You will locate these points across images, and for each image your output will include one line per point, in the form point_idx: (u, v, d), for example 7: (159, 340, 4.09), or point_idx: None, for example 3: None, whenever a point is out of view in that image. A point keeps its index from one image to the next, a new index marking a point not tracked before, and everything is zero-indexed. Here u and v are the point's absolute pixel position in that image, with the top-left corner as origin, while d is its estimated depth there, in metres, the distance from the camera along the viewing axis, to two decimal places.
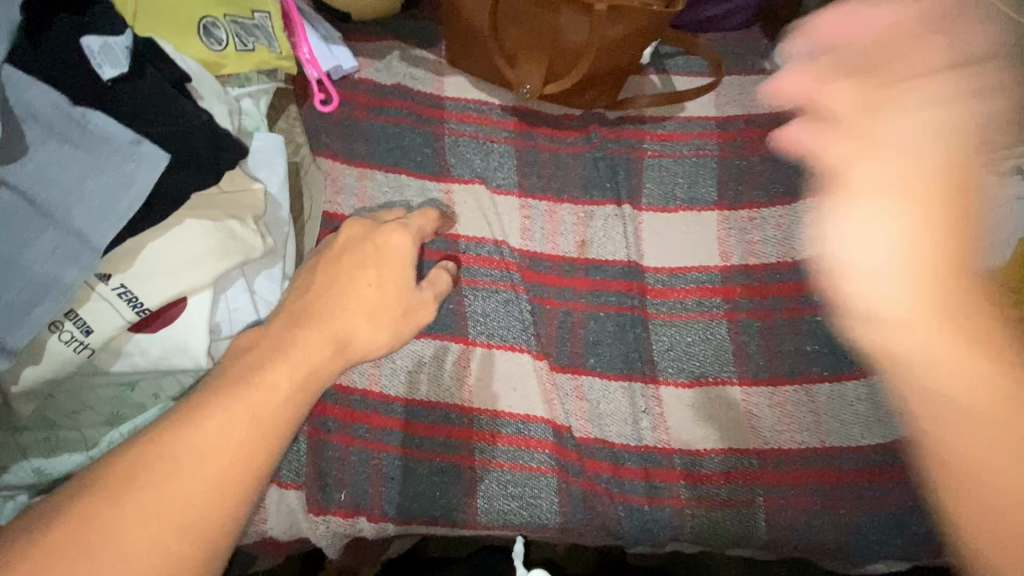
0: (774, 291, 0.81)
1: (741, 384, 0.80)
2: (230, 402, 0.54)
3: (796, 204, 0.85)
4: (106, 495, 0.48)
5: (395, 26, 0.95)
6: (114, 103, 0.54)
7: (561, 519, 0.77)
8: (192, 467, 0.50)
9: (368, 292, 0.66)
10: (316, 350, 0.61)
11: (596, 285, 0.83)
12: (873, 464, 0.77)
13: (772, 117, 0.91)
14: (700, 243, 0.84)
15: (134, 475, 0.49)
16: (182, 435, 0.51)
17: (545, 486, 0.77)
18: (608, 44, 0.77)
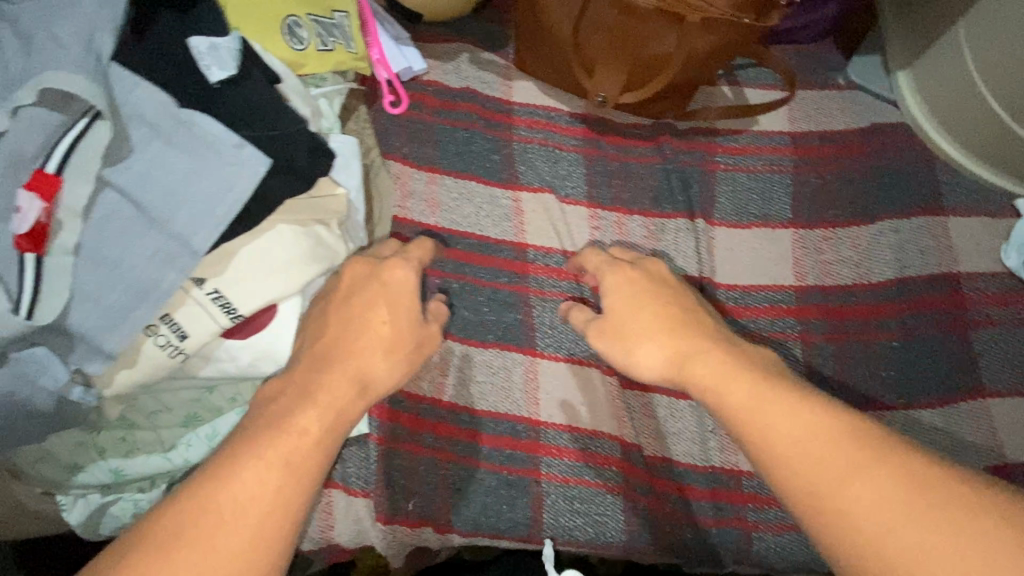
0: (849, 314, 0.80)
1: None
2: (264, 450, 0.46)
3: (872, 225, 0.83)
4: (150, 552, 0.41)
5: (464, 28, 0.94)
6: (217, 104, 0.53)
7: (627, 538, 0.75)
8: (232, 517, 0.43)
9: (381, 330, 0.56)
10: (341, 393, 0.52)
11: None
12: None
13: (846, 134, 0.89)
14: (772, 262, 0.82)
15: (167, 541, 0.41)
16: (228, 480, 0.44)
17: (611, 504, 0.76)
18: (694, 56, 0.76)
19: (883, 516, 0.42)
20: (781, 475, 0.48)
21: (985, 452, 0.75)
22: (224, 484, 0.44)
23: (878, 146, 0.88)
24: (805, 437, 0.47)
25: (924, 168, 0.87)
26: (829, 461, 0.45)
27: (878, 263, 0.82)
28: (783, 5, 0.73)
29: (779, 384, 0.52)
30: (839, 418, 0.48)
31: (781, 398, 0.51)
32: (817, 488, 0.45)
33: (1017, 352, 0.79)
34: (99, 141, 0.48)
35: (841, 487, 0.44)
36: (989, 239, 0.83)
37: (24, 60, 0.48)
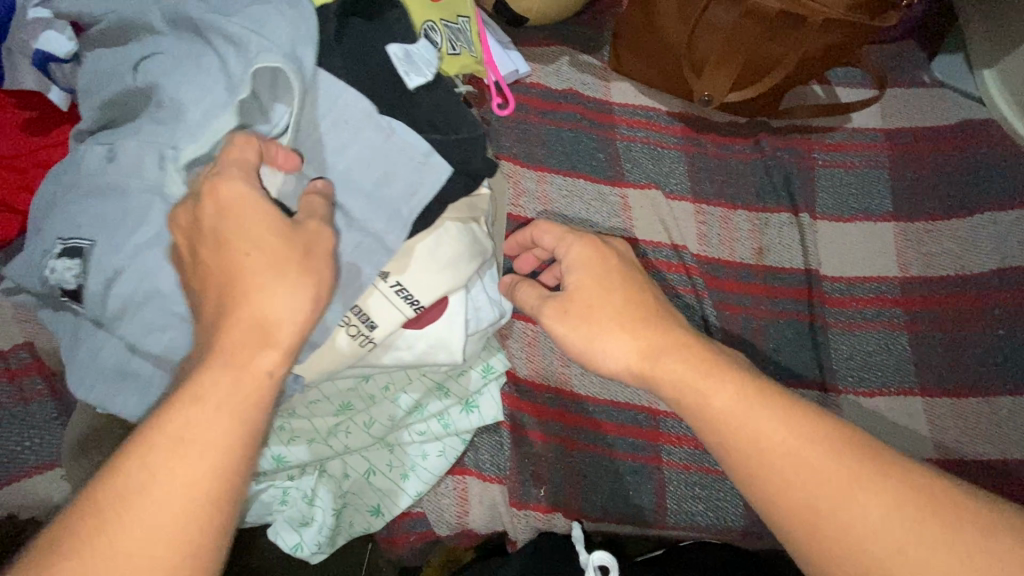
0: (953, 304, 0.83)
1: (923, 394, 0.81)
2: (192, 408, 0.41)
3: (972, 218, 0.86)
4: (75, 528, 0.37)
5: (563, 33, 0.97)
6: (412, 110, 0.58)
7: (746, 522, 0.78)
8: (138, 534, 0.38)
9: (289, 292, 0.44)
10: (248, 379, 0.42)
11: (774, 292, 0.84)
12: None
13: (937, 131, 0.92)
14: (875, 256, 0.85)
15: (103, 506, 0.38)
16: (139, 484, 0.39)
17: (729, 489, 0.78)
18: (804, 54, 0.79)
19: (873, 533, 0.41)
20: (775, 491, 0.44)
21: None
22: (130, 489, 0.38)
23: (969, 142, 0.91)
24: (801, 453, 0.44)
25: (1017, 161, 0.89)
26: (831, 476, 0.43)
27: (979, 253, 0.84)
28: (900, 6, 0.76)
29: (776, 398, 0.47)
30: (828, 432, 0.45)
31: (773, 403, 0.46)
32: (812, 508, 0.42)
33: None
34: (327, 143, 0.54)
35: (840, 499, 0.42)
36: None
37: (242, 67, 0.51)
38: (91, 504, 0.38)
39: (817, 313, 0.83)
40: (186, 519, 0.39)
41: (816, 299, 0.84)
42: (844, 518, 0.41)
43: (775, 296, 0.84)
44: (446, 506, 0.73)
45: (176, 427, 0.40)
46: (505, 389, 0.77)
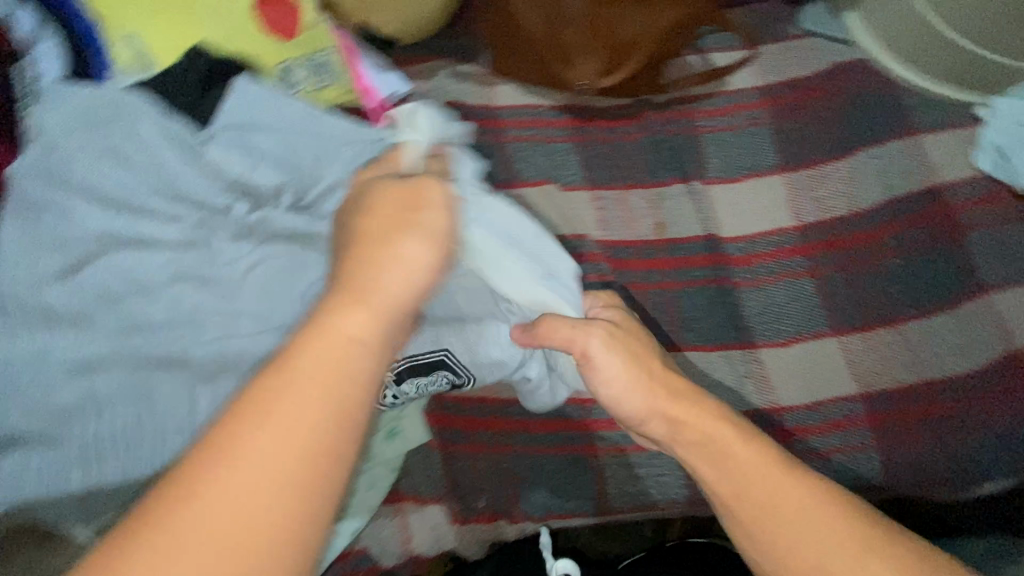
0: (850, 243, 0.85)
1: (835, 334, 0.83)
2: (298, 359, 0.40)
3: (854, 157, 0.89)
4: (172, 484, 0.36)
5: (438, 46, 0.97)
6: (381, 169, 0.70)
7: (689, 492, 0.79)
8: (246, 492, 0.36)
9: (419, 246, 0.46)
10: (343, 394, 0.40)
11: (680, 263, 0.86)
12: (973, 390, 0.81)
13: (811, 80, 0.95)
14: (772, 210, 0.87)
15: (209, 452, 0.37)
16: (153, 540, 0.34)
17: (667, 462, 0.79)
18: (660, 35, 0.82)
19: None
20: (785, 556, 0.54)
21: (993, 343, 0.82)
22: (156, 533, 0.35)
23: (841, 85, 0.94)
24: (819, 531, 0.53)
25: (888, 96, 0.93)
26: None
27: (866, 189, 0.87)
28: None
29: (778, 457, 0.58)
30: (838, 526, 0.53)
31: (798, 475, 0.56)
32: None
33: (1009, 245, 0.84)
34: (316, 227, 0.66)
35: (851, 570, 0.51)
36: (961, 149, 0.89)
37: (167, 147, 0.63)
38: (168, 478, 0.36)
39: (724, 276, 0.86)
40: (301, 471, 0.37)
41: (721, 262, 0.86)
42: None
43: (683, 265, 0.86)
44: (388, 537, 0.73)
45: (253, 461, 0.36)
46: (429, 408, 0.77)
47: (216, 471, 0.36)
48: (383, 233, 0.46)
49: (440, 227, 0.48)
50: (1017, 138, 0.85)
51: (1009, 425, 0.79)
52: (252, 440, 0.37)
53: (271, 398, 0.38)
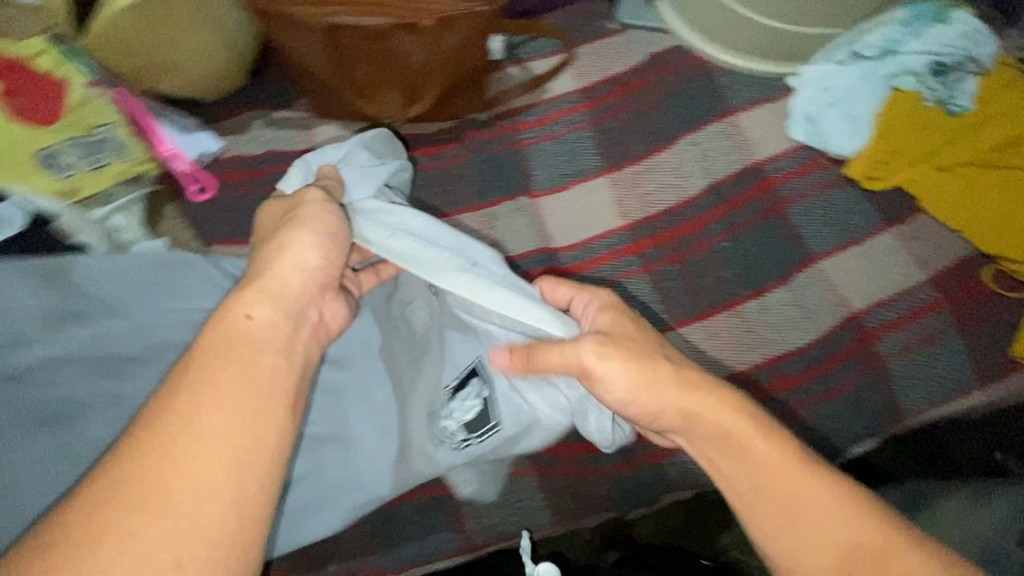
0: (679, 234, 0.85)
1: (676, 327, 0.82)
2: (216, 368, 0.43)
3: (674, 146, 0.89)
4: (147, 458, 0.38)
5: (252, 95, 0.94)
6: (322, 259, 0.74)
7: (553, 513, 0.77)
8: (182, 486, 0.38)
9: (301, 247, 0.55)
10: (274, 386, 0.44)
11: None
12: (819, 359, 0.81)
13: (629, 74, 0.95)
14: (602, 212, 0.87)
15: (124, 485, 0.37)
16: (168, 492, 0.37)
17: (527, 487, 0.78)
18: (450, 56, 0.78)
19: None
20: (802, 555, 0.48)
21: (831, 310, 0.82)
22: (127, 498, 0.37)
23: (660, 74, 0.94)
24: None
25: (704, 79, 0.93)
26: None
27: (689, 176, 0.87)
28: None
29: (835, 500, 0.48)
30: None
31: (852, 506, 0.48)
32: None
33: (832, 209, 0.84)
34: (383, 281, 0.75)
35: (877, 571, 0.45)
36: (777, 121, 0.89)
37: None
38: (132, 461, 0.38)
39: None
40: (233, 475, 0.40)
41: (558, 275, 0.85)
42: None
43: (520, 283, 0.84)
44: None
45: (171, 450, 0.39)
46: None
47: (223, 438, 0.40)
48: (279, 236, 0.56)
49: (323, 235, 0.57)
50: (823, 105, 0.86)
51: (854, 390, 0.80)
52: (202, 417, 0.40)
53: (186, 397, 0.41)
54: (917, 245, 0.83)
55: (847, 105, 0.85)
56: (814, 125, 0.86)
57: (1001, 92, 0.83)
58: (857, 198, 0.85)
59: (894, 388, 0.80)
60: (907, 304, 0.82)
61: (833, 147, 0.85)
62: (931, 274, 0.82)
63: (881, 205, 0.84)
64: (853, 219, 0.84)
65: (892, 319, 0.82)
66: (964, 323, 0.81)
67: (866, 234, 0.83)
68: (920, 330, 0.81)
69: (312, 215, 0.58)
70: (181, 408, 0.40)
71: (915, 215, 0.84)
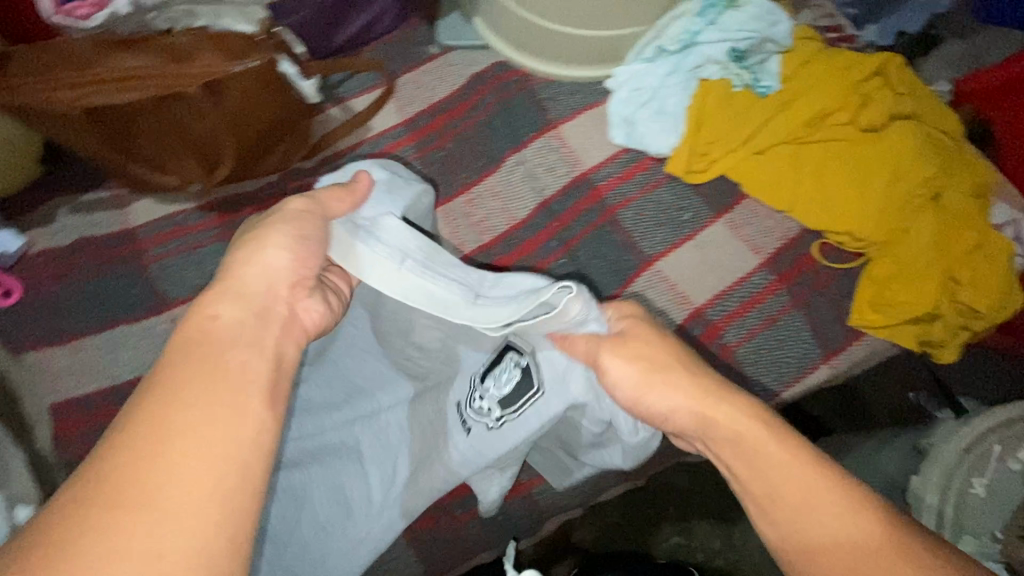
0: (516, 257, 0.83)
1: None
2: (170, 377, 0.39)
3: (501, 169, 0.87)
4: (93, 517, 0.33)
5: (53, 180, 0.87)
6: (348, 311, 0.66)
7: (424, 566, 0.77)
8: (168, 495, 0.35)
9: (270, 250, 0.49)
10: (249, 384, 0.41)
11: None
12: None
13: (451, 99, 0.92)
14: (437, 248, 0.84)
15: (103, 503, 0.34)
16: (95, 521, 0.33)
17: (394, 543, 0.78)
18: (233, 116, 0.76)
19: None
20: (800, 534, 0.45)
21: (675, 309, 0.81)
22: (100, 513, 0.34)
23: (482, 94, 0.92)
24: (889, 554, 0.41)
25: (525, 94, 0.91)
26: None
27: (519, 197, 0.86)
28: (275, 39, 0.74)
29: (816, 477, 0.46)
30: (887, 549, 0.41)
31: (833, 481, 0.45)
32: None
33: (660, 208, 0.84)
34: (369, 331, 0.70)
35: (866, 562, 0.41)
36: (599, 127, 0.88)
37: None
38: (98, 490, 0.34)
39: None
40: (220, 493, 0.36)
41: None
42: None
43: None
44: None
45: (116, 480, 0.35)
46: None
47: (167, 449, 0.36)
48: (249, 237, 0.50)
49: (303, 218, 0.52)
50: (635, 107, 0.86)
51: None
52: (160, 430, 0.37)
53: (176, 406, 0.38)
54: (747, 231, 0.83)
55: (658, 102, 0.85)
56: (631, 127, 0.85)
57: (801, 67, 0.84)
58: (683, 193, 0.85)
59: (748, 376, 0.80)
60: (746, 290, 0.82)
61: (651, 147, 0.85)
62: (763, 258, 0.83)
63: (708, 197, 0.84)
64: (682, 215, 0.84)
65: (734, 308, 0.82)
66: (801, 300, 0.82)
67: (696, 228, 0.83)
68: (761, 313, 0.82)
69: (288, 225, 0.51)
70: (145, 418, 0.37)
71: (742, 201, 0.84)
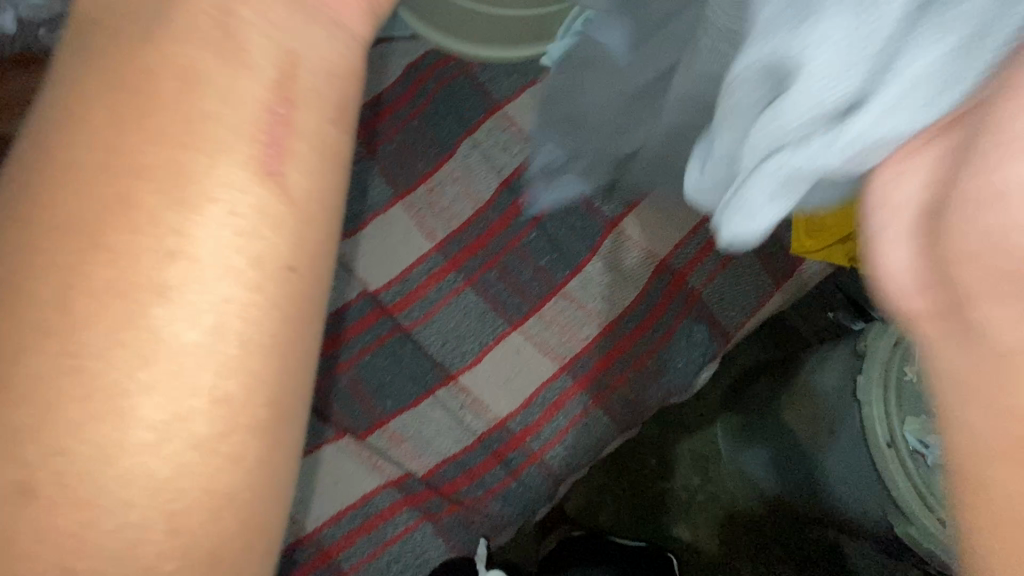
0: (489, 237, 0.85)
1: (515, 328, 0.83)
2: (221, 63, 0.36)
3: (456, 154, 0.88)
4: (55, 130, 0.33)
5: None
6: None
7: (449, 550, 0.81)
8: (164, 197, 0.33)
9: None
10: (325, 112, 0.38)
11: (343, 339, 0.82)
12: (645, 312, 0.86)
13: (391, 88, 0.90)
14: (397, 254, 0.84)
15: (114, 112, 0.33)
16: (86, 278, 0.31)
17: (424, 535, 0.80)
18: None
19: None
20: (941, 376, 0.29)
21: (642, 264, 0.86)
22: (126, 176, 0.33)
23: (422, 81, 0.90)
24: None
25: (464, 76, 0.90)
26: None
27: (479, 179, 0.87)
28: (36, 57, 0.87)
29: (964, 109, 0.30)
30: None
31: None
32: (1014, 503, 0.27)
33: None
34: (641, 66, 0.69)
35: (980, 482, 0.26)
36: None
37: None
38: (86, 90, 0.34)
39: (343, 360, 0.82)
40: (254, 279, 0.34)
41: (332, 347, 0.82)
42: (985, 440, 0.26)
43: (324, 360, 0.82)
44: None
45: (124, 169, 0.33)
46: None
47: (78, 157, 0.33)
48: None
49: None
50: None
51: (677, 334, 0.87)
52: (241, 57, 0.36)
53: (229, 74, 0.35)
54: None
55: None
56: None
57: None
58: None
59: (714, 313, 0.88)
60: (702, 237, 0.88)
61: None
62: None
63: None
64: None
65: (694, 254, 0.88)
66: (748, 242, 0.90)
67: None
68: (716, 257, 0.89)
69: None
70: (177, 88, 0.34)
71: None
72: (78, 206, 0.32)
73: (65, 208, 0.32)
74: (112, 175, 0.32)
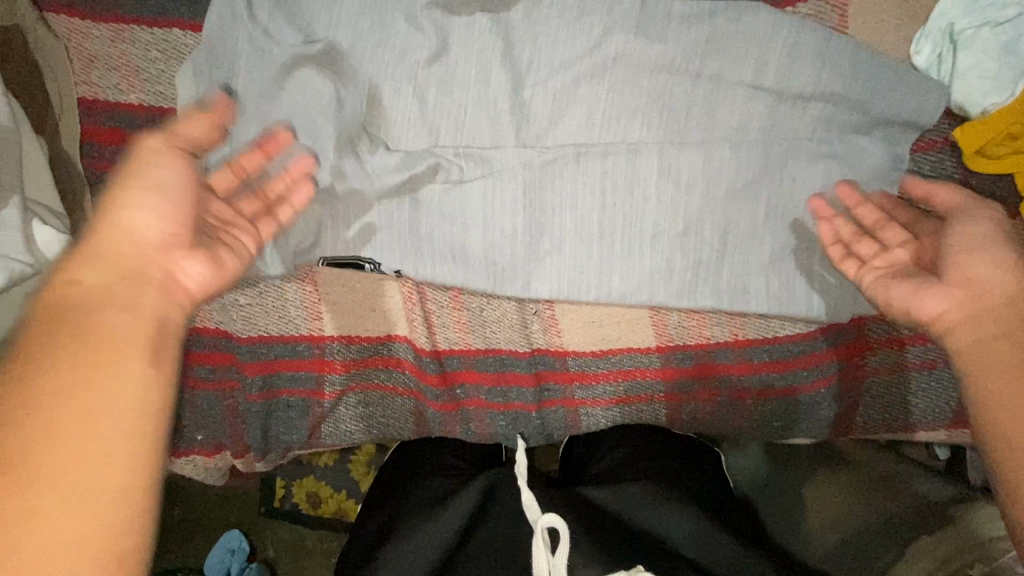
0: (718, 369, 0.71)
1: (669, 406, 0.73)
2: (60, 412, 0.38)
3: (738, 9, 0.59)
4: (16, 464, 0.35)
5: None
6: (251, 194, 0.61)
7: (418, 434, 0.73)
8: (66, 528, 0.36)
9: (146, 202, 0.48)
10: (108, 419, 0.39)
11: (483, 350, 0.70)
12: (771, 410, 0.72)
13: None
14: (202, 72, 0.60)
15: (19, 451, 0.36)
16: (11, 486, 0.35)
17: (401, 408, 0.72)
18: None
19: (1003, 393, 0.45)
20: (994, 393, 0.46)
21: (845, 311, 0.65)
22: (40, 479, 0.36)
23: None
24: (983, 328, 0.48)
25: None
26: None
27: (741, 64, 0.59)
28: None
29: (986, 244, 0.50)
30: None
31: None
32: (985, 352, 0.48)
33: (911, 179, 0.62)
34: (791, 119, 0.59)
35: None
36: (899, 28, 0.59)
37: None
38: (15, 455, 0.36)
39: None
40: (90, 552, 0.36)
41: (94, 141, 0.61)
42: (975, 268, 0.50)
43: (81, 145, 0.61)
44: None
45: (125, 299, 0.44)
46: None
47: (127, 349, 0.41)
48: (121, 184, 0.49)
49: (183, 196, 0.50)
50: (980, 22, 0.57)
51: (804, 373, 0.71)
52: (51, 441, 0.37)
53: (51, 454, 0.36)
54: None
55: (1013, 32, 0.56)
56: (923, 76, 0.58)
57: None
58: (947, 177, 0.61)
59: (857, 406, 0.71)
60: None
61: (973, 115, 0.58)
62: None
63: (973, 194, 0.61)
64: None
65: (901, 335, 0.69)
66: None
67: None
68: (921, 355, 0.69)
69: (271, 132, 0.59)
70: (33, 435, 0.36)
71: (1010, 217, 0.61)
72: (104, 340, 0.41)
73: (46, 384, 0.38)
74: (76, 355, 0.40)
